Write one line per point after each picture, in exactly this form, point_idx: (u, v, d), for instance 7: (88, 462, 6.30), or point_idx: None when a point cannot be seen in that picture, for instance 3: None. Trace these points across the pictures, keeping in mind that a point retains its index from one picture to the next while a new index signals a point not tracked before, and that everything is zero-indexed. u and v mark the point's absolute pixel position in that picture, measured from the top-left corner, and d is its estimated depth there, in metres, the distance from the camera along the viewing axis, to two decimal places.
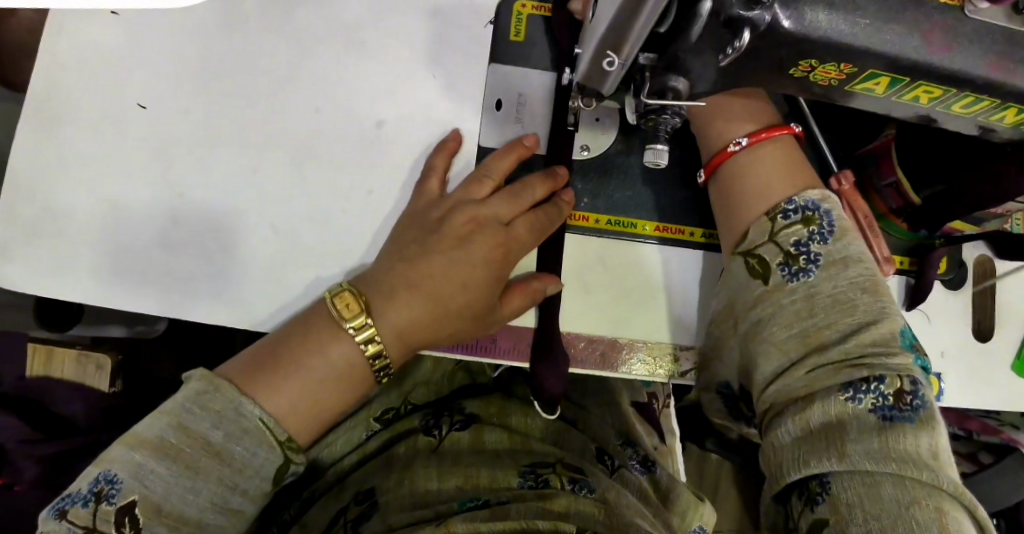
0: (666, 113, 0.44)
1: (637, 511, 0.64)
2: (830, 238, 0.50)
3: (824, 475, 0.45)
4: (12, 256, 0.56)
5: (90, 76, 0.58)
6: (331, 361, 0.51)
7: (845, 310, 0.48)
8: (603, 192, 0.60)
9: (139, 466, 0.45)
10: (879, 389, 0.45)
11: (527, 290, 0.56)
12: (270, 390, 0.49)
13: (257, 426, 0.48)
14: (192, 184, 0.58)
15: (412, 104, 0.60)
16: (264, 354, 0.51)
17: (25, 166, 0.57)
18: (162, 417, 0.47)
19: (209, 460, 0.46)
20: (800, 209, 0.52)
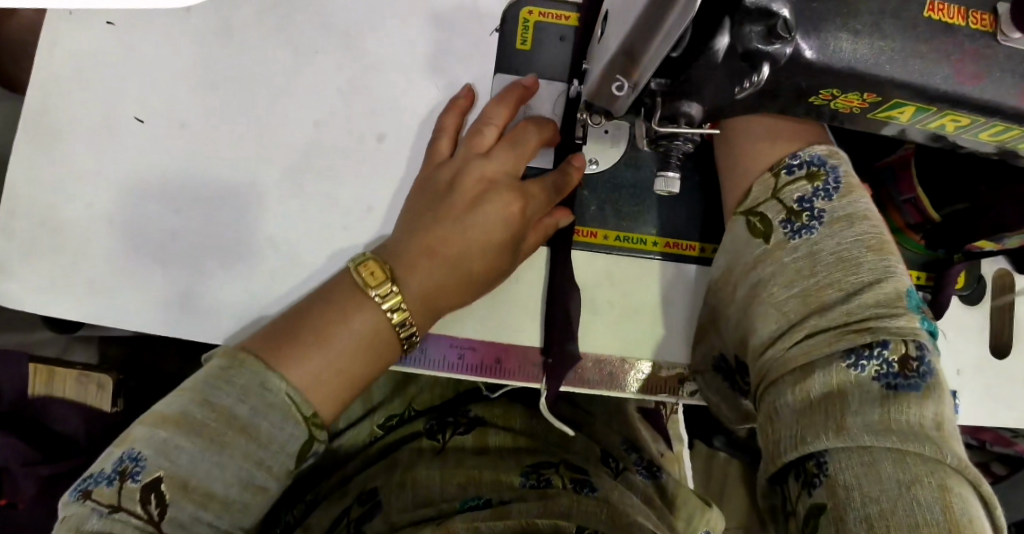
0: (678, 139, 0.42)
1: (640, 511, 0.63)
2: (835, 194, 0.47)
3: (821, 453, 0.40)
4: (15, 274, 0.55)
5: (85, 86, 0.56)
6: (350, 328, 0.49)
7: (849, 269, 0.44)
8: (611, 206, 0.59)
9: (164, 443, 0.43)
10: (882, 354, 0.41)
11: (541, 228, 0.56)
12: (292, 363, 0.47)
13: (285, 403, 0.46)
14: (190, 197, 0.56)
15: (414, 115, 0.58)
16: (280, 327, 0.49)
17: (22, 181, 0.56)
18: (184, 394, 0.45)
19: (235, 434, 0.44)
20: (804, 164, 0.49)
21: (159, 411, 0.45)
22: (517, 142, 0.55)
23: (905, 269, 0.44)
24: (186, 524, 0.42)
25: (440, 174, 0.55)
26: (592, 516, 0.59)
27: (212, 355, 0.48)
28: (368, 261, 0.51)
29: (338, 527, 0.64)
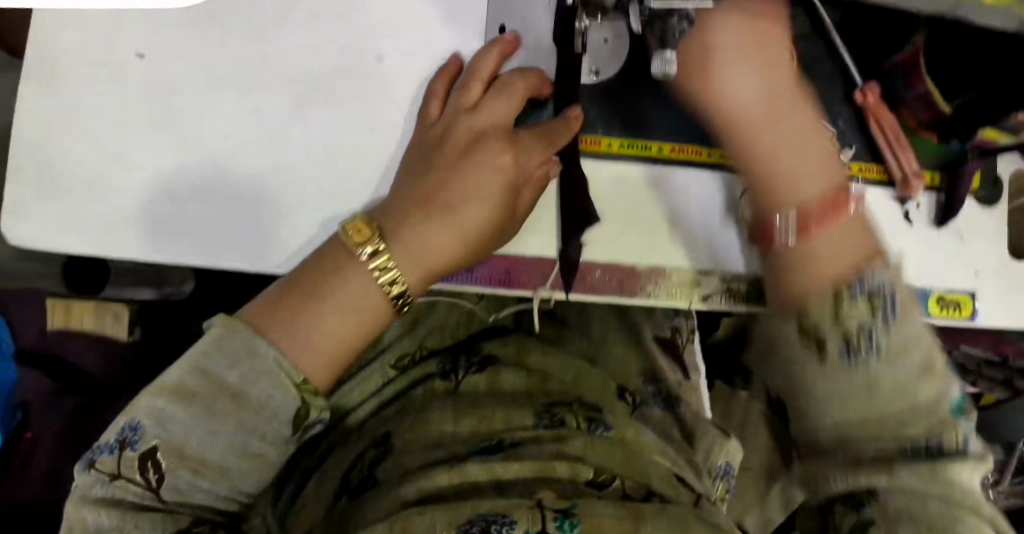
0: (673, 16, 0.44)
1: (656, 449, 0.65)
2: (884, 246, 0.46)
3: (870, 487, 0.42)
4: (25, 215, 0.55)
5: (85, 25, 0.57)
6: (354, 295, 0.49)
7: (901, 354, 0.42)
8: (613, 117, 0.59)
9: (160, 411, 0.43)
10: (872, 286, 0.42)
11: (534, 183, 0.55)
12: (286, 322, 0.48)
13: (272, 367, 0.46)
14: (193, 129, 0.56)
15: (412, 38, 0.58)
16: (278, 303, 0.49)
17: (25, 121, 0.56)
18: (184, 362, 0.45)
19: (226, 399, 0.44)
20: (850, 203, 0.47)
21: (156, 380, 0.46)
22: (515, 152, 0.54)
23: (955, 377, 0.43)
24: (185, 490, 0.44)
25: (429, 137, 0.55)
26: (603, 458, 0.60)
27: (211, 324, 0.48)
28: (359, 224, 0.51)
29: (355, 471, 0.63)
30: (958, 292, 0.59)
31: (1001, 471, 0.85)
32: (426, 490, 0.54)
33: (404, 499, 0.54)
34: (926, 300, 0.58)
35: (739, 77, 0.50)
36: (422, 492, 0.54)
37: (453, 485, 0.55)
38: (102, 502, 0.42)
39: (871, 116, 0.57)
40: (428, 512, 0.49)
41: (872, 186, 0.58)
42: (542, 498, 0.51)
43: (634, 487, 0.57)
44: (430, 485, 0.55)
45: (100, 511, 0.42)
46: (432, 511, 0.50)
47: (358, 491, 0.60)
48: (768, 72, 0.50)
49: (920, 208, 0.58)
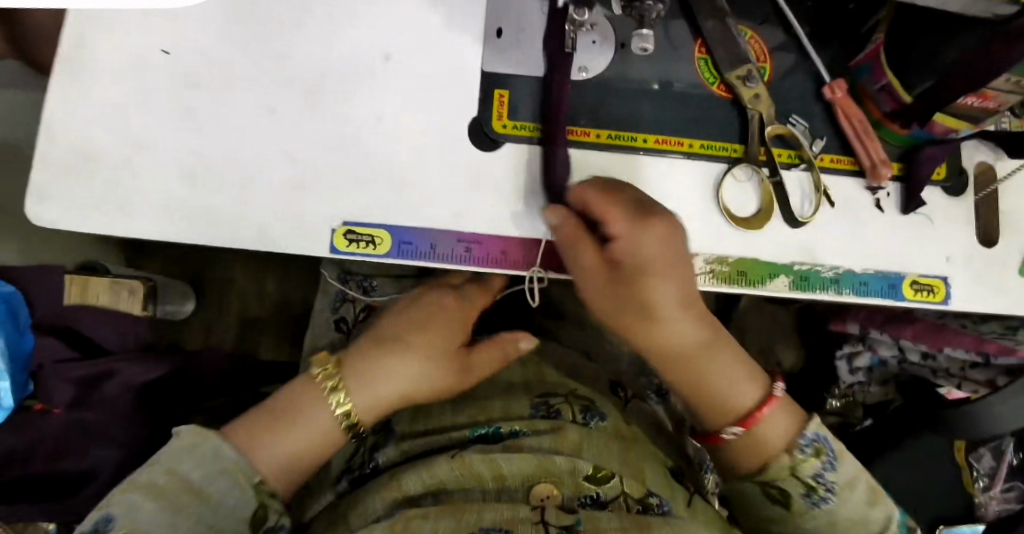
0: None
1: (649, 443, 0.65)
2: (836, 465, 0.57)
3: (811, 502, 0.57)
4: (51, 197, 0.59)
5: (116, 27, 0.62)
6: (314, 429, 0.56)
7: (846, 491, 0.57)
8: (602, 110, 0.63)
9: (132, 504, 0.49)
10: (814, 439, 0.57)
11: (494, 352, 0.63)
12: (258, 445, 0.54)
13: (232, 465, 0.53)
14: (211, 119, 0.61)
15: (418, 39, 0.63)
16: (257, 417, 0.56)
17: (57, 113, 0.60)
18: (134, 490, 0.50)
19: (187, 497, 0.50)
20: (812, 442, 0.57)
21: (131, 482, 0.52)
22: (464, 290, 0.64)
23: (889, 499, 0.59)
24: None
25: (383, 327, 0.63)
26: (601, 451, 0.59)
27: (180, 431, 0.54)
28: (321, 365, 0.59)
29: (357, 456, 0.65)
30: (932, 276, 0.62)
31: (991, 475, 0.86)
32: (431, 483, 0.56)
33: (410, 491, 0.56)
34: (898, 286, 0.61)
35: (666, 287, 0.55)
36: (428, 484, 0.56)
37: (456, 479, 0.56)
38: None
39: (841, 110, 0.62)
40: (431, 513, 0.52)
41: (842, 175, 0.63)
42: (543, 507, 0.53)
43: (634, 487, 0.57)
44: (434, 476, 0.56)
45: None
46: (436, 513, 0.52)
47: (360, 478, 0.63)
48: (669, 234, 0.55)
49: (889, 196, 0.63)
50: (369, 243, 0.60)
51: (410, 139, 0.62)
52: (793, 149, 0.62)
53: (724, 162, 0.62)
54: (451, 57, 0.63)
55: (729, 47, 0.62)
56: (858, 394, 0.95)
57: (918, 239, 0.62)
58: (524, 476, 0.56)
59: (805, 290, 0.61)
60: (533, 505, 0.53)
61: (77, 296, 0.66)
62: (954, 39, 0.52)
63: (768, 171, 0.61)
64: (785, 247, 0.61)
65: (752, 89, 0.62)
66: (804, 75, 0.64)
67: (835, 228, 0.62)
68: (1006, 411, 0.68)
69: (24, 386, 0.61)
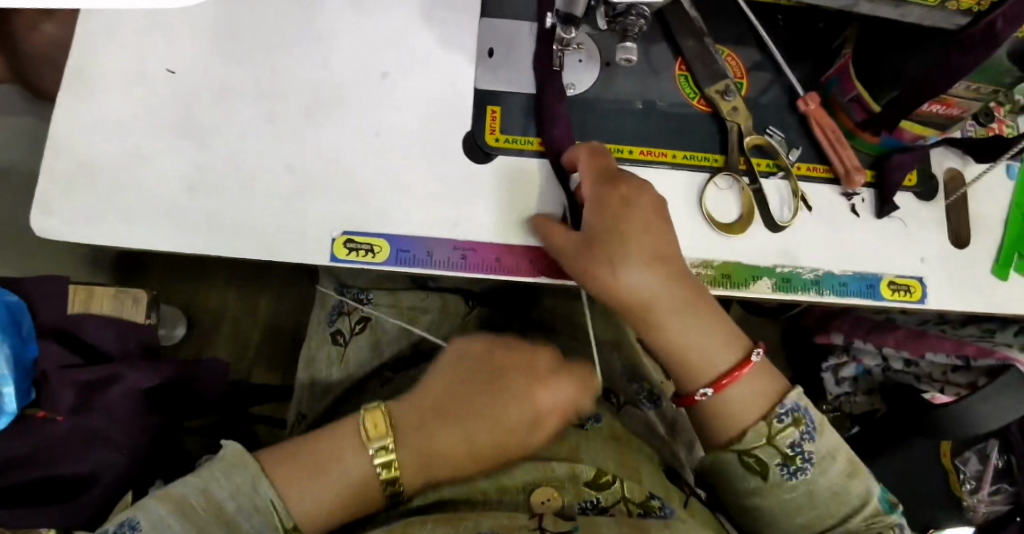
0: (631, 15, 0.52)
1: (641, 445, 0.66)
2: (817, 436, 0.56)
3: (790, 472, 0.55)
4: (55, 209, 0.61)
5: (122, 48, 0.65)
6: (347, 474, 0.54)
7: (847, 474, 0.56)
8: (589, 124, 0.66)
9: (160, 518, 0.47)
10: (792, 408, 0.56)
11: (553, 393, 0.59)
12: (297, 485, 0.52)
13: (267, 506, 0.51)
14: (214, 135, 0.64)
15: (414, 59, 0.67)
16: (296, 448, 0.54)
17: (63, 128, 0.63)
18: (175, 501, 0.48)
19: (217, 526, 0.48)
20: (789, 410, 0.56)
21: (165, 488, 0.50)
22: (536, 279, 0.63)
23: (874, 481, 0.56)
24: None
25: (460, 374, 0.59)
26: (600, 453, 0.61)
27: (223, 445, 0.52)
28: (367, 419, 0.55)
29: None
30: (907, 277, 0.65)
31: (978, 478, 0.87)
32: (434, 495, 0.58)
33: (413, 503, 0.58)
34: (876, 286, 0.64)
35: (637, 276, 0.57)
36: (430, 497, 0.58)
37: (457, 491, 0.58)
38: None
39: (815, 121, 0.66)
40: (430, 520, 0.52)
41: (818, 182, 0.66)
42: (542, 514, 0.54)
43: (634, 490, 0.57)
44: (438, 493, 0.58)
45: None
46: (434, 519, 0.52)
47: None
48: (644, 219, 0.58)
49: (864, 202, 0.66)
50: (369, 251, 0.63)
51: (407, 153, 0.64)
52: (771, 158, 0.66)
53: (707, 171, 0.65)
54: (445, 75, 0.66)
55: (707, 64, 0.66)
56: (844, 405, 0.96)
57: (893, 241, 0.65)
58: (524, 483, 0.57)
59: (788, 291, 0.63)
60: (534, 515, 0.54)
61: (81, 305, 0.64)
62: (909, 54, 0.57)
63: (748, 179, 0.65)
64: (767, 251, 0.63)
65: (730, 102, 0.65)
66: (779, 90, 0.68)
67: (815, 232, 0.65)
68: (987, 409, 0.70)
69: (26, 393, 0.62)
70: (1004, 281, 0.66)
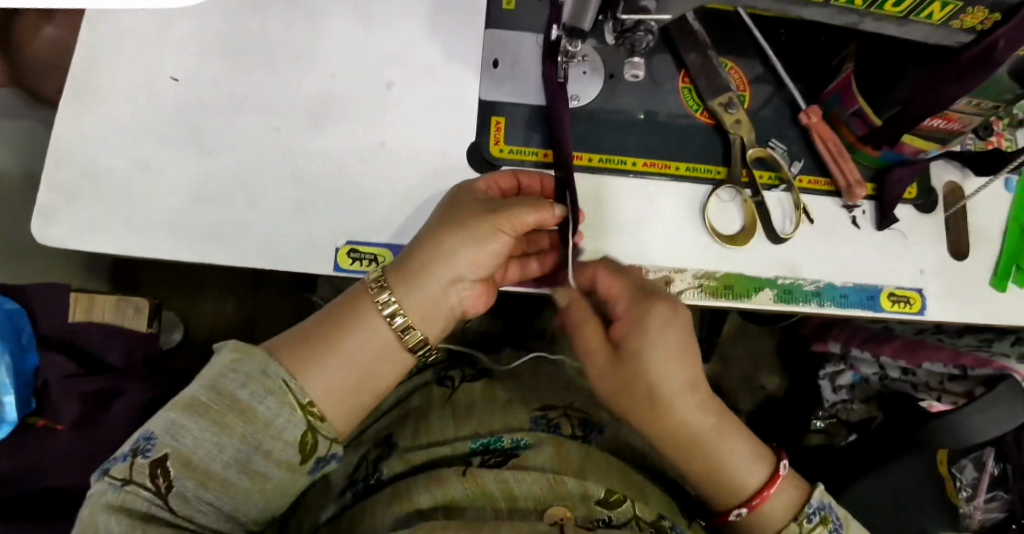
0: (639, 31, 0.53)
1: (642, 460, 0.67)
2: (842, 532, 0.59)
3: None
4: (56, 217, 0.61)
5: (125, 56, 0.65)
6: (367, 339, 0.54)
7: None
8: (593, 135, 0.66)
9: (173, 423, 0.48)
10: (819, 507, 0.59)
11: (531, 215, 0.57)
12: (306, 364, 0.52)
13: (280, 387, 0.50)
14: (219, 144, 0.64)
15: (417, 69, 0.67)
16: (308, 332, 0.54)
17: (67, 138, 0.63)
18: (177, 407, 0.49)
19: (234, 418, 0.49)
20: (817, 510, 0.58)
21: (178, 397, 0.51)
22: (520, 264, 0.63)
23: None
24: (190, 499, 0.48)
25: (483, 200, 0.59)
26: (603, 469, 0.61)
27: (223, 344, 0.53)
28: (384, 271, 0.56)
29: (360, 469, 0.66)
30: (908, 289, 0.65)
31: (973, 486, 0.89)
32: (443, 498, 0.57)
33: (420, 505, 0.57)
34: (876, 298, 0.65)
35: (654, 356, 0.56)
36: (438, 499, 0.57)
37: (468, 496, 0.57)
38: (113, 508, 0.46)
39: (816, 134, 0.66)
40: (449, 526, 0.53)
41: (820, 195, 0.66)
42: (560, 522, 0.54)
43: (644, 509, 0.58)
44: (447, 495, 0.57)
45: (110, 515, 0.46)
46: (455, 524, 0.53)
47: (363, 491, 0.63)
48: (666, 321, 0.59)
49: (864, 214, 0.67)
50: (372, 261, 0.63)
51: (412, 163, 0.65)
52: (773, 170, 0.66)
53: (709, 184, 0.66)
54: (449, 86, 0.66)
55: (710, 76, 0.66)
56: (840, 412, 0.96)
57: (892, 253, 0.66)
58: (535, 498, 0.57)
59: (790, 302, 0.64)
60: (550, 523, 0.54)
61: (82, 314, 0.68)
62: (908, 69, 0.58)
63: (751, 192, 0.65)
64: (769, 263, 0.64)
65: (733, 115, 0.65)
66: (782, 102, 0.68)
67: (816, 244, 0.65)
68: (985, 419, 0.71)
69: (26, 402, 0.63)
70: (1002, 293, 0.67)
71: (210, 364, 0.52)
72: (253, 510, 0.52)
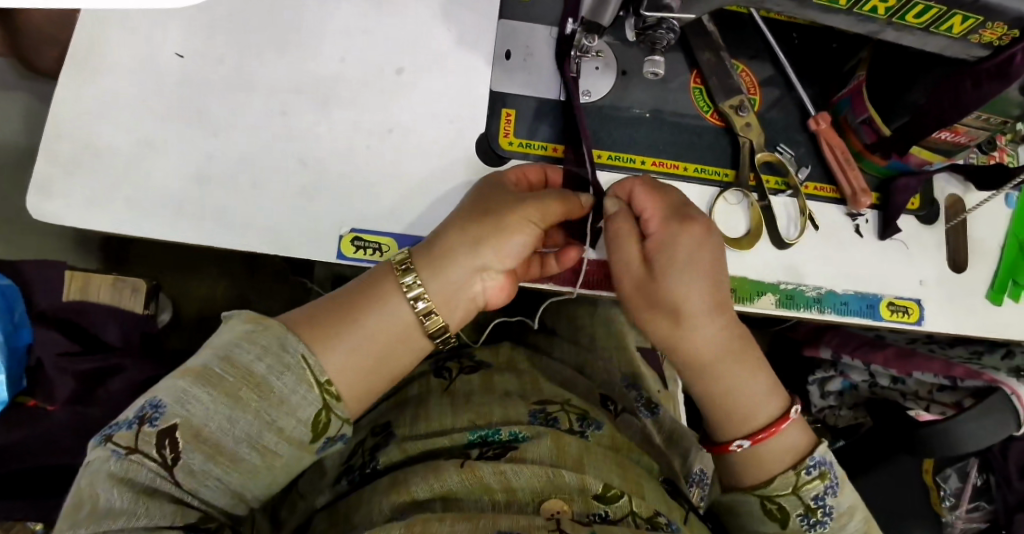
0: (661, 28, 0.52)
1: (639, 453, 0.67)
2: (839, 491, 0.58)
3: (808, 519, 0.58)
4: (54, 192, 0.60)
5: (129, 28, 0.64)
6: (385, 322, 0.54)
7: (856, 520, 0.59)
8: (604, 132, 0.66)
9: (184, 392, 0.47)
10: (819, 462, 0.58)
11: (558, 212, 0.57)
12: (325, 341, 0.52)
13: (298, 362, 0.50)
14: (223, 123, 0.62)
15: (429, 58, 0.66)
16: (325, 310, 0.54)
17: (65, 110, 0.62)
18: (188, 377, 0.48)
19: (248, 390, 0.48)
20: (818, 464, 0.58)
21: (187, 367, 0.50)
22: (540, 260, 0.62)
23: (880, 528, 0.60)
24: (196, 473, 0.47)
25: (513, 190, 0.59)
26: (602, 464, 0.61)
27: (235, 315, 0.52)
28: (409, 254, 0.56)
29: (357, 456, 0.66)
30: (907, 299, 0.66)
31: (957, 495, 0.90)
32: (439, 489, 0.56)
33: (416, 497, 0.56)
34: (876, 306, 0.65)
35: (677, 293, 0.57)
36: (435, 491, 0.56)
37: (464, 487, 0.57)
38: (115, 479, 0.45)
39: (825, 141, 0.66)
40: (446, 519, 0.52)
41: (825, 202, 0.67)
42: (556, 517, 0.54)
43: (641, 505, 0.58)
44: (441, 486, 0.56)
45: (113, 486, 0.45)
46: (451, 518, 0.52)
47: (360, 476, 0.63)
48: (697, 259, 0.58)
49: (868, 223, 0.67)
50: (377, 249, 0.62)
51: (421, 151, 0.64)
52: (780, 175, 0.66)
53: (717, 186, 0.66)
54: (460, 75, 0.66)
55: (723, 78, 0.66)
56: (829, 417, 0.99)
57: (894, 262, 0.66)
58: (535, 490, 0.57)
59: (792, 307, 0.64)
60: (547, 517, 0.54)
61: (77, 292, 0.65)
62: (920, 80, 0.58)
63: (758, 195, 0.65)
64: (774, 267, 0.64)
65: (744, 118, 0.65)
66: (791, 108, 0.69)
67: (820, 251, 0.65)
68: (974, 431, 0.72)
69: (17, 381, 0.62)
70: (998, 307, 0.67)
71: (224, 334, 0.51)
72: (259, 490, 0.51)
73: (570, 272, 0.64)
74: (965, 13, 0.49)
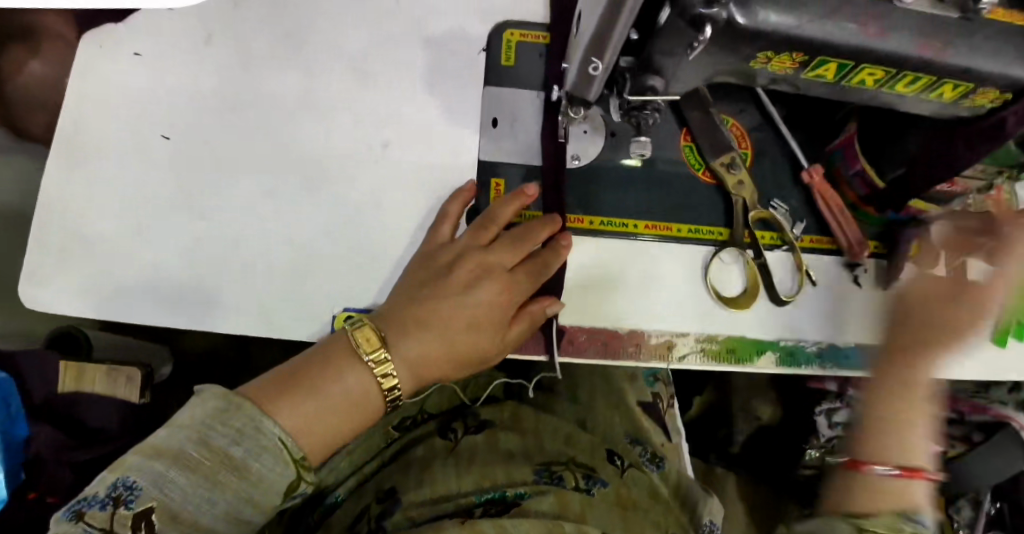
0: (646, 108, 0.52)
1: (647, 509, 0.66)
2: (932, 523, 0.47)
3: None
4: (45, 282, 0.60)
5: (115, 110, 0.64)
6: (348, 389, 0.54)
7: None
8: (594, 196, 0.65)
9: (160, 475, 0.46)
10: None
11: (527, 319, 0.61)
12: (292, 409, 0.52)
13: (275, 444, 0.50)
14: (213, 205, 0.62)
15: (416, 129, 0.66)
16: (288, 380, 0.53)
17: (55, 196, 0.62)
18: (158, 460, 0.46)
19: (226, 472, 0.47)
20: None
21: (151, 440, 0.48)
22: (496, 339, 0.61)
23: None
24: None
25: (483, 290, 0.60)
26: (606, 519, 0.61)
27: (205, 390, 0.51)
28: (366, 325, 0.57)
29: (360, 523, 0.64)
30: None
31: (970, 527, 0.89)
32: None
33: None
34: None
35: None
36: None
37: None
38: None
39: (818, 194, 0.65)
40: None
41: (822, 255, 0.66)
42: None
43: None
44: None
45: None
46: None
47: None
48: None
49: (867, 273, 0.67)
50: None
51: (413, 226, 0.64)
52: (775, 231, 0.66)
53: (710, 246, 0.65)
54: (448, 145, 0.65)
55: (713, 136, 0.65)
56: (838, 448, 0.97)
57: (893, 311, 0.66)
58: None
59: (792, 365, 0.64)
60: None
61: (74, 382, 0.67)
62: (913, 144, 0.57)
63: (753, 253, 0.64)
64: (770, 326, 0.64)
65: (735, 175, 0.64)
66: (783, 159, 0.68)
67: (815, 305, 0.65)
68: None
69: (15, 473, 0.63)
70: (1001, 349, 0.67)
71: (192, 412, 0.49)
72: None
73: (567, 342, 0.62)
74: (956, 82, 0.47)
